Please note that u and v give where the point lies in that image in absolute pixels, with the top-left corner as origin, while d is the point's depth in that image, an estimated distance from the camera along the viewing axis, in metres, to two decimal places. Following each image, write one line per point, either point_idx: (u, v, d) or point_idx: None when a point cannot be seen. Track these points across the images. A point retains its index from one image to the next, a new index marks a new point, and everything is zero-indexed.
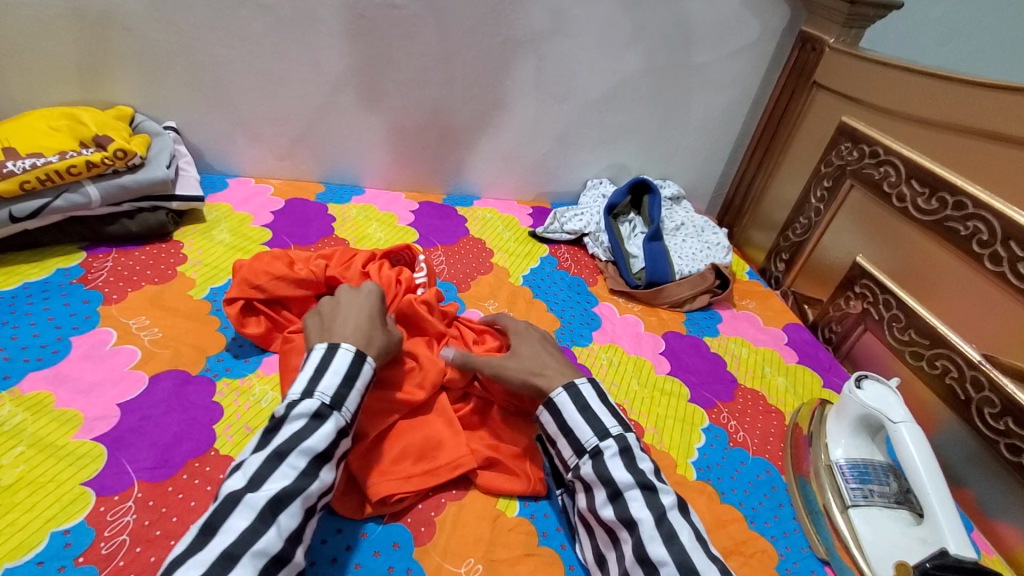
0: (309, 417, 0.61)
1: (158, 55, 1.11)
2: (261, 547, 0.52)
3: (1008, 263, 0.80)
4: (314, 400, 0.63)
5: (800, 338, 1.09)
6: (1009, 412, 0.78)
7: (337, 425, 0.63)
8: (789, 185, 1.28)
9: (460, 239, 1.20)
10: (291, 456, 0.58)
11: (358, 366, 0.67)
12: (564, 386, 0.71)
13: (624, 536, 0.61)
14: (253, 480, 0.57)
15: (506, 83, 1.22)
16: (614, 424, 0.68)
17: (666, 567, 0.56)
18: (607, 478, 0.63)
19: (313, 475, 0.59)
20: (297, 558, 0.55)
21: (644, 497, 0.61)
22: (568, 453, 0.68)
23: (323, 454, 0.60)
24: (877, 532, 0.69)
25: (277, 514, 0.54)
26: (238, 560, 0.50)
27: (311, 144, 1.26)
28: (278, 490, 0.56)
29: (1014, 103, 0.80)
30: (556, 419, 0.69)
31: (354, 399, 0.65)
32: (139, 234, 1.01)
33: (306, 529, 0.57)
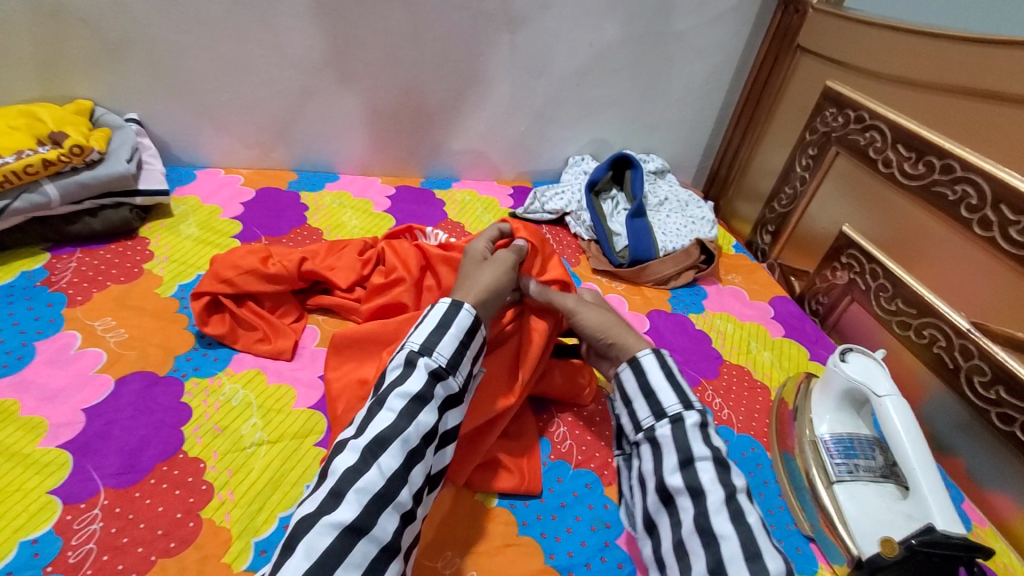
0: (402, 365, 0.63)
1: (112, 44, 1.07)
2: (363, 485, 0.54)
3: (998, 228, 0.76)
4: (405, 349, 0.65)
5: (786, 311, 1.07)
6: (1000, 380, 0.76)
7: (428, 370, 0.63)
8: (774, 154, 1.24)
9: (438, 223, 1.17)
10: (389, 400, 0.60)
11: (453, 314, 0.67)
12: (652, 350, 0.71)
13: (684, 503, 0.60)
14: (359, 426, 0.59)
15: (479, 58, 1.17)
16: (696, 399, 0.67)
17: (727, 541, 0.55)
18: (683, 445, 0.62)
19: (411, 417, 0.59)
20: (403, 498, 0.55)
21: (717, 471, 0.60)
22: (644, 414, 0.67)
23: (420, 395, 0.61)
24: (861, 507, 0.68)
25: (378, 455, 0.56)
26: (345, 498, 0.53)
27: (279, 131, 1.22)
28: (377, 432, 0.58)
29: (1005, 59, 0.77)
30: (638, 379, 0.69)
31: (448, 344, 0.65)
32: (103, 232, 0.98)
33: (413, 471, 0.57)
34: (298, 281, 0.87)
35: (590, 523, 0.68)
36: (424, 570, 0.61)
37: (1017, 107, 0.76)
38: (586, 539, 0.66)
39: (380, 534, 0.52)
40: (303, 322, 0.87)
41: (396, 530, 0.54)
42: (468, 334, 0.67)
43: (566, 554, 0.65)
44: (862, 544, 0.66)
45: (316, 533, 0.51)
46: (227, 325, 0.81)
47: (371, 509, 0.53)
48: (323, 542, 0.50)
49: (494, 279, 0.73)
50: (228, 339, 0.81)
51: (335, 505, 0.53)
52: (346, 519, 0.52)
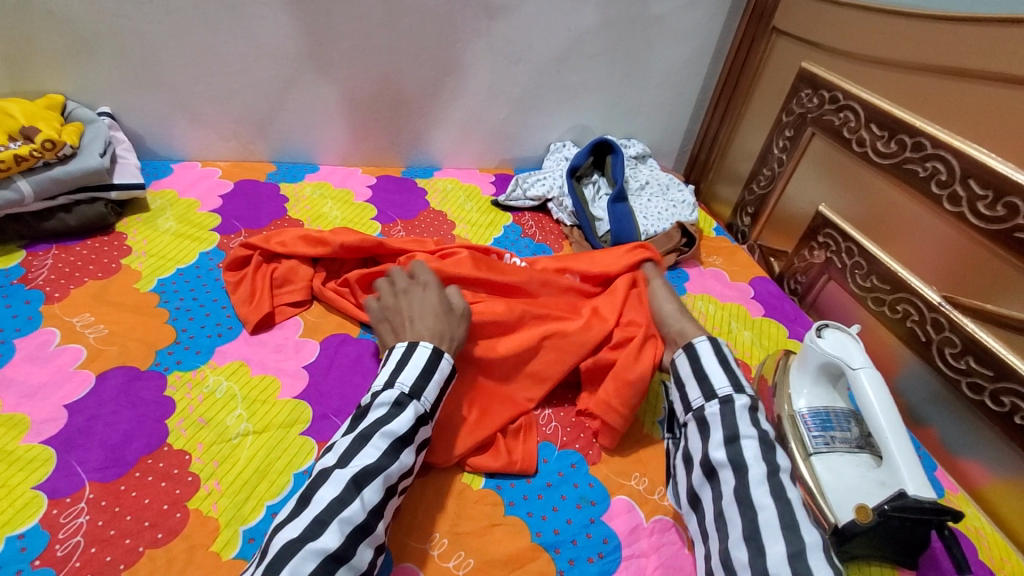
0: (391, 404, 0.63)
1: (81, 35, 1.04)
2: (346, 516, 0.54)
3: (967, 203, 0.78)
4: (395, 389, 0.64)
5: (765, 291, 1.09)
6: (970, 351, 0.78)
7: (417, 413, 0.63)
8: (752, 136, 1.26)
9: (420, 212, 1.17)
10: (374, 438, 0.60)
11: (436, 361, 0.68)
12: (707, 336, 0.73)
13: (726, 476, 0.62)
14: (341, 458, 0.59)
15: (457, 45, 1.16)
16: (748, 384, 0.68)
17: (766, 511, 0.57)
18: (729, 424, 0.64)
19: (394, 455, 0.60)
20: (378, 531, 0.57)
21: (761, 450, 0.61)
22: (694, 395, 0.69)
23: (404, 437, 0.61)
24: (839, 477, 0.70)
25: (361, 489, 0.57)
26: (327, 526, 0.53)
27: (256, 122, 1.21)
28: (362, 466, 0.58)
29: (973, 36, 0.79)
30: (693, 364, 0.71)
31: (433, 390, 0.66)
32: (79, 228, 0.97)
33: (386, 506, 0.59)
34: (339, 253, 0.91)
35: (575, 501, 0.69)
36: (413, 552, 0.62)
37: (983, 83, 0.78)
38: (572, 517, 0.68)
39: (357, 565, 0.54)
40: (296, 311, 0.88)
41: (365, 566, 0.55)
42: (447, 382, 0.68)
43: (552, 532, 0.66)
44: (838, 513, 0.68)
45: (299, 559, 0.51)
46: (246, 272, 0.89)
47: (353, 539, 0.54)
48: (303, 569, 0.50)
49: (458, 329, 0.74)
50: (231, 287, 0.88)
51: (318, 535, 0.53)
52: (329, 546, 0.52)
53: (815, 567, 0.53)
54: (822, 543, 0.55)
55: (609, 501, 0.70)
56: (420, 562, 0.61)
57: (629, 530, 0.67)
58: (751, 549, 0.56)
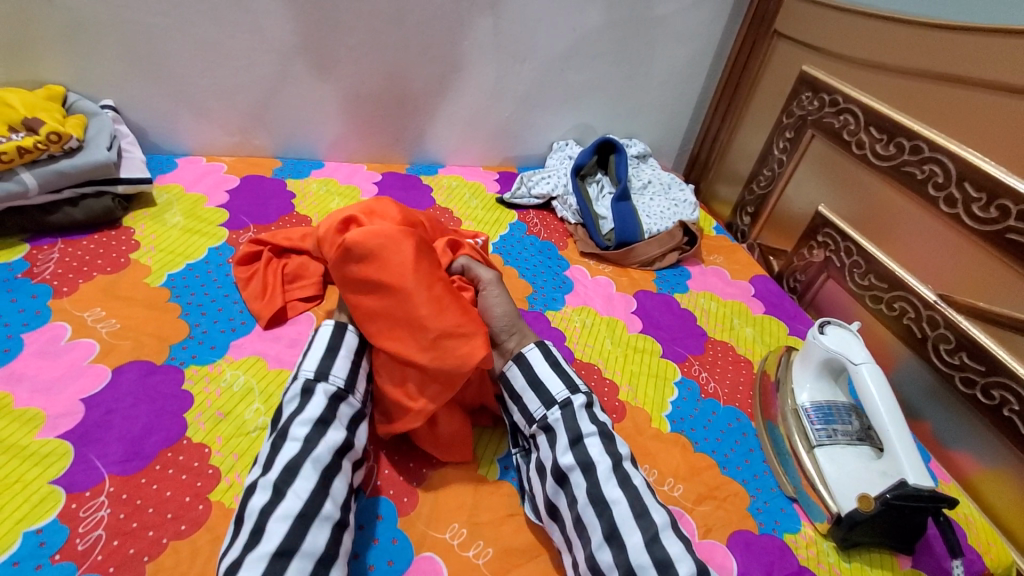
0: (299, 395, 0.65)
1: (85, 27, 1.03)
2: (282, 511, 0.55)
3: (963, 205, 0.81)
4: (299, 380, 0.66)
5: (766, 289, 1.11)
6: (963, 347, 0.81)
7: (327, 394, 0.65)
8: (753, 138, 1.28)
9: (426, 209, 1.18)
10: (291, 430, 0.61)
11: (339, 337, 0.70)
12: (535, 342, 0.75)
13: (577, 479, 0.63)
14: (264, 464, 0.60)
15: (463, 43, 1.17)
16: (582, 383, 0.72)
17: (618, 505, 0.60)
18: (572, 425, 0.67)
19: (317, 438, 0.61)
20: (328, 510, 0.57)
21: (603, 443, 0.65)
22: (535, 406, 0.70)
23: (321, 420, 0.63)
24: (841, 468, 0.73)
25: (291, 482, 0.57)
26: (264, 531, 0.54)
27: (261, 118, 1.21)
28: (286, 461, 0.59)
29: (967, 45, 0.82)
30: (526, 373, 0.72)
31: (341, 365, 0.68)
32: (86, 222, 0.96)
33: (333, 484, 0.60)
34: None
35: None
36: (433, 541, 0.63)
37: (976, 90, 0.81)
38: None
39: (311, 549, 0.54)
40: (307, 306, 0.88)
41: (325, 544, 0.55)
42: (357, 355, 0.70)
43: None
44: (841, 502, 0.70)
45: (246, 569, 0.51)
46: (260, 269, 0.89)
47: (298, 526, 0.54)
48: (251, 575, 0.50)
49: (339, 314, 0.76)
50: (243, 283, 0.88)
51: (258, 541, 0.53)
52: (269, 548, 0.53)
53: (668, 546, 0.57)
54: (669, 521, 0.59)
55: None
56: (440, 551, 0.62)
57: None
58: (613, 547, 0.58)
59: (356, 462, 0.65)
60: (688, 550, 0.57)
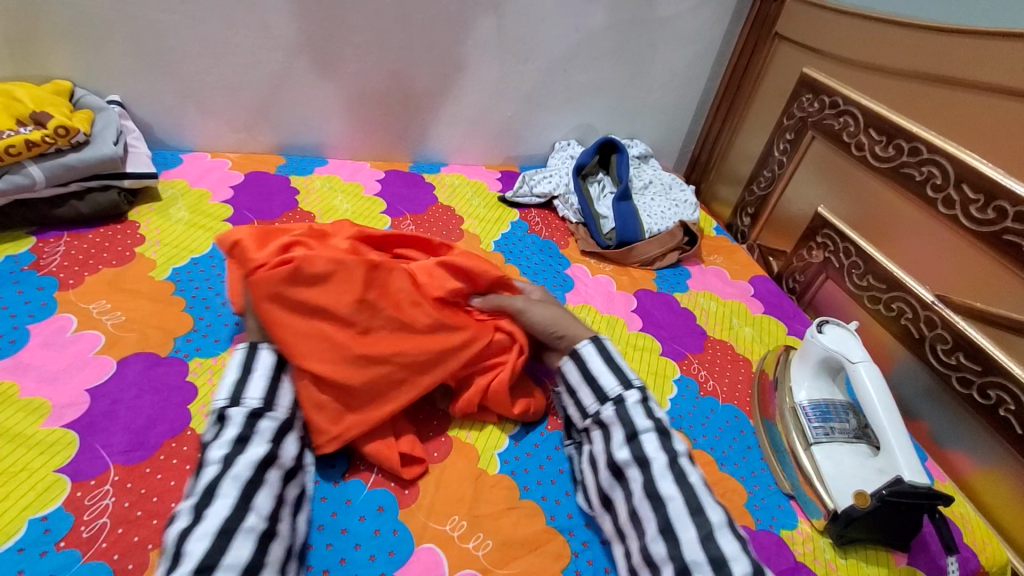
0: (214, 422, 0.62)
1: (92, 23, 1.04)
2: (199, 532, 0.52)
3: (960, 206, 0.82)
4: (214, 406, 0.63)
5: (765, 289, 1.12)
6: (960, 347, 0.82)
7: (242, 414, 0.62)
8: (753, 140, 1.29)
9: (429, 207, 1.18)
10: (207, 455, 0.59)
11: (253, 355, 0.67)
12: (590, 339, 0.77)
13: (633, 474, 0.66)
14: (186, 494, 0.58)
15: (466, 43, 1.18)
16: (635, 377, 0.74)
17: (673, 501, 0.62)
18: (627, 421, 0.69)
19: (234, 457, 0.59)
20: (252, 523, 0.54)
21: (659, 440, 0.67)
22: (589, 401, 0.73)
23: (239, 438, 0.60)
24: (838, 465, 0.73)
25: (208, 503, 0.55)
26: (181, 555, 0.51)
27: (266, 114, 1.22)
28: (203, 486, 0.56)
29: (966, 47, 0.83)
30: (581, 369, 0.75)
31: (256, 382, 0.65)
32: (92, 216, 0.97)
33: (256, 497, 0.57)
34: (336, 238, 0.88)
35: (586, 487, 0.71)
36: (433, 533, 0.64)
37: (974, 92, 0.81)
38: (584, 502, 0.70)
39: (234, 562, 0.51)
40: None
41: (249, 557, 0.52)
42: (274, 368, 0.67)
43: (566, 515, 0.68)
44: (837, 499, 0.71)
45: None
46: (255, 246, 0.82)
47: (218, 543, 0.52)
48: None
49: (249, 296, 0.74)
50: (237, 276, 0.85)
51: (174, 566, 0.50)
52: (189, 567, 0.50)
53: (723, 544, 0.58)
54: (726, 519, 0.61)
55: None
56: (440, 542, 0.63)
57: None
58: (667, 541, 0.60)
59: (287, 474, 0.62)
60: (744, 549, 0.58)
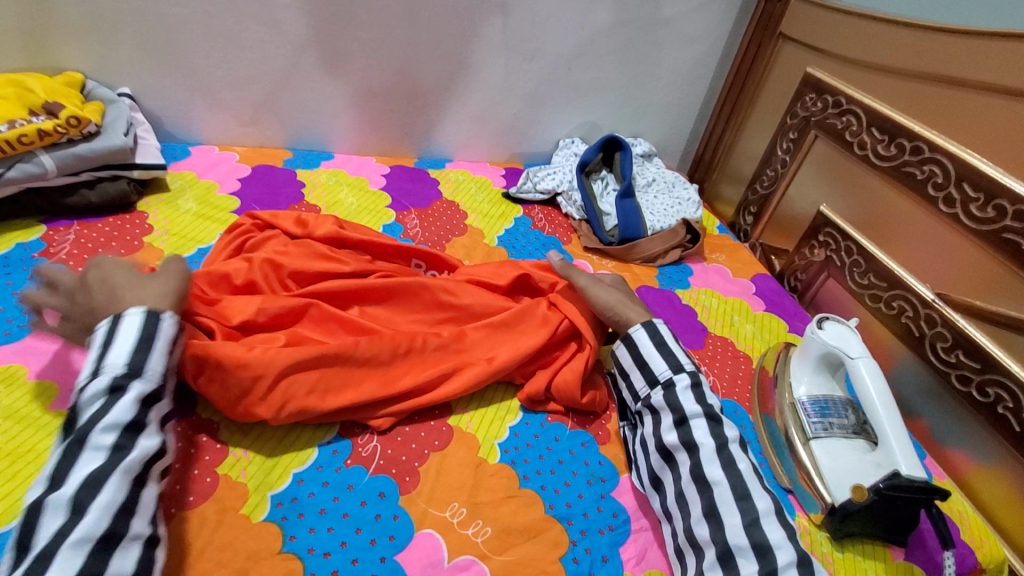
0: (102, 396, 0.56)
1: (104, 16, 1.06)
2: (81, 535, 0.48)
3: (961, 205, 0.82)
4: (103, 377, 0.57)
5: (767, 287, 1.13)
6: (960, 345, 0.82)
7: (139, 395, 0.57)
8: (756, 139, 1.30)
9: (433, 202, 1.19)
10: (92, 439, 0.53)
11: (154, 326, 0.60)
12: (642, 323, 0.78)
13: (682, 458, 0.67)
14: (53, 478, 0.51)
15: (474, 40, 1.19)
16: (686, 361, 0.74)
17: (719, 487, 0.63)
18: (676, 406, 0.70)
19: (124, 449, 0.54)
20: (136, 528, 0.52)
21: (709, 426, 0.68)
22: (640, 384, 0.75)
23: (131, 425, 0.56)
24: (835, 461, 0.73)
25: (94, 498, 0.50)
26: (55, 558, 0.46)
27: (274, 109, 1.23)
28: (85, 475, 0.51)
29: (968, 46, 0.83)
30: (632, 352, 0.77)
31: (158, 359, 0.60)
32: (101, 206, 0.98)
33: (140, 498, 0.54)
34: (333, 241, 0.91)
35: (586, 477, 0.72)
36: (433, 519, 0.65)
37: (976, 92, 0.82)
38: (583, 492, 0.70)
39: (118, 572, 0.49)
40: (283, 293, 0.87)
41: (135, 565, 0.51)
42: (174, 344, 0.62)
43: (565, 505, 0.68)
44: (836, 493, 0.71)
45: None
46: (236, 265, 0.80)
47: (99, 549, 0.49)
48: None
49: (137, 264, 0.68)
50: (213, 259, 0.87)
51: (44, 571, 0.45)
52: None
53: (768, 532, 0.60)
54: (773, 508, 0.62)
55: (619, 479, 0.72)
56: (440, 529, 0.64)
57: (637, 506, 0.70)
58: (711, 524, 0.62)
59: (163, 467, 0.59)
60: (789, 538, 0.59)
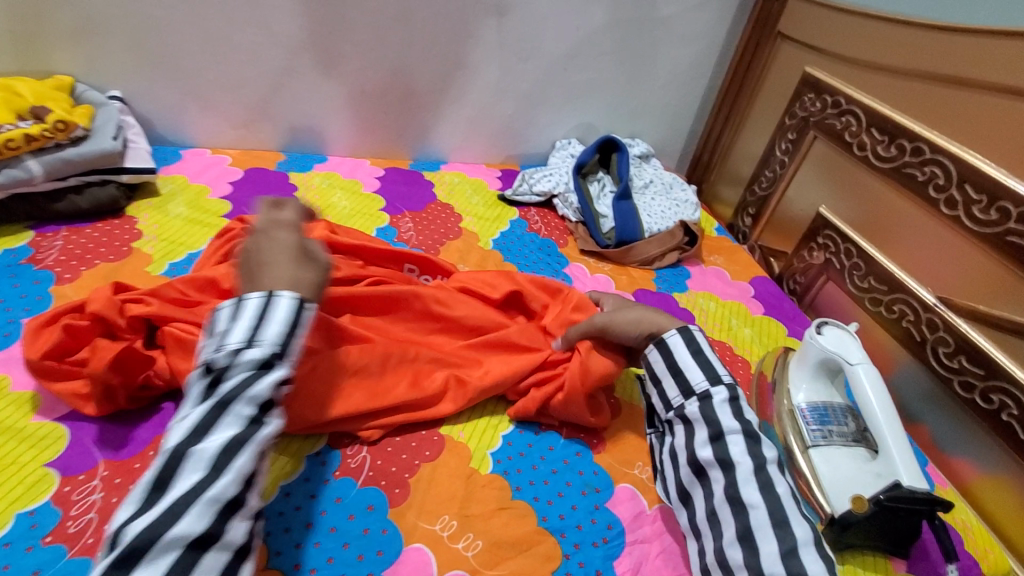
0: (252, 367, 0.54)
1: (94, 19, 1.05)
2: (212, 496, 0.48)
3: (963, 207, 0.81)
4: (254, 349, 0.55)
5: (766, 291, 1.11)
6: (962, 350, 0.81)
7: (283, 374, 0.56)
8: (755, 140, 1.28)
9: (428, 205, 1.18)
10: (235, 407, 0.52)
11: (301, 312, 0.59)
12: (677, 329, 0.76)
13: (716, 475, 0.65)
14: (195, 431, 0.50)
15: (468, 41, 1.18)
16: (725, 373, 0.72)
17: (756, 510, 0.60)
18: (712, 419, 0.68)
19: (261, 425, 0.53)
20: (251, 502, 0.52)
21: (747, 444, 0.65)
22: (673, 393, 0.74)
23: (269, 403, 0.54)
24: (835, 469, 0.72)
25: (229, 465, 0.50)
26: (187, 514, 0.46)
27: (266, 111, 1.21)
28: (225, 441, 0.51)
29: (969, 45, 0.82)
30: (666, 359, 0.75)
31: (301, 343, 0.58)
32: (89, 211, 0.97)
33: (260, 471, 0.53)
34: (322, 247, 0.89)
35: (580, 488, 0.70)
36: (423, 533, 0.63)
37: (979, 91, 0.80)
38: (577, 503, 0.69)
39: (230, 541, 0.49)
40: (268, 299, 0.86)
41: (243, 537, 0.50)
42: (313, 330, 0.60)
43: (559, 517, 0.67)
44: (835, 503, 0.69)
45: (156, 554, 0.44)
46: (224, 270, 0.79)
47: (223, 516, 0.48)
48: (163, 563, 0.44)
49: (297, 240, 0.68)
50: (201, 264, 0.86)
51: (175, 523, 0.46)
52: (191, 533, 0.46)
53: (807, 562, 0.56)
54: (812, 538, 0.58)
55: (614, 489, 0.71)
56: (430, 543, 0.62)
57: (633, 517, 0.69)
58: (745, 548, 0.59)
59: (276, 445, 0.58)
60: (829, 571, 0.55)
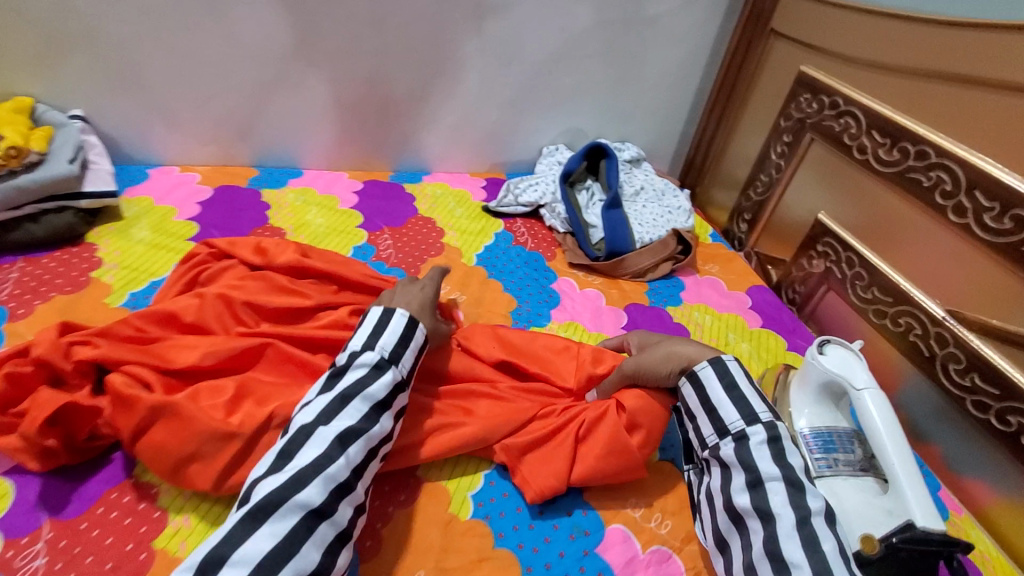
0: (369, 368, 0.65)
1: (50, 35, 0.99)
2: (330, 473, 0.56)
3: (973, 215, 0.75)
4: (374, 353, 0.66)
5: (764, 301, 1.06)
6: (975, 367, 0.75)
7: (394, 378, 0.66)
8: (749, 141, 1.23)
9: (408, 220, 1.13)
10: (354, 400, 0.62)
11: (413, 329, 0.70)
12: (709, 360, 0.70)
13: (755, 525, 0.59)
14: (320, 416, 0.60)
15: (448, 47, 1.12)
16: (763, 410, 0.66)
17: (800, 570, 0.54)
18: (750, 464, 0.62)
19: (373, 420, 0.62)
20: (358, 489, 0.59)
21: (789, 493, 0.59)
22: (708, 431, 0.68)
23: (383, 402, 0.64)
24: (842, 503, 0.66)
25: (343, 450, 0.58)
26: (310, 483, 0.55)
27: (237, 126, 1.16)
28: (343, 428, 0.60)
29: (976, 41, 0.76)
30: (699, 394, 0.69)
31: (410, 355, 0.68)
32: (47, 239, 0.92)
33: (368, 466, 0.61)
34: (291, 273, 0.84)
35: (568, 531, 0.66)
36: None
37: (988, 91, 0.75)
38: (565, 549, 0.64)
39: (338, 520, 0.55)
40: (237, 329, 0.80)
41: (348, 521, 0.57)
42: (422, 348, 0.70)
43: (544, 566, 0.62)
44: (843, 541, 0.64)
45: (282, 513, 0.52)
46: (184, 303, 0.74)
47: (334, 495, 0.56)
48: (287, 525, 0.52)
49: (432, 295, 0.78)
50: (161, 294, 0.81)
51: (300, 490, 0.54)
52: (312, 502, 0.54)
53: None
54: None
55: (604, 532, 0.66)
56: None
57: (625, 562, 0.64)
58: None
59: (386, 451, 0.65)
60: None
